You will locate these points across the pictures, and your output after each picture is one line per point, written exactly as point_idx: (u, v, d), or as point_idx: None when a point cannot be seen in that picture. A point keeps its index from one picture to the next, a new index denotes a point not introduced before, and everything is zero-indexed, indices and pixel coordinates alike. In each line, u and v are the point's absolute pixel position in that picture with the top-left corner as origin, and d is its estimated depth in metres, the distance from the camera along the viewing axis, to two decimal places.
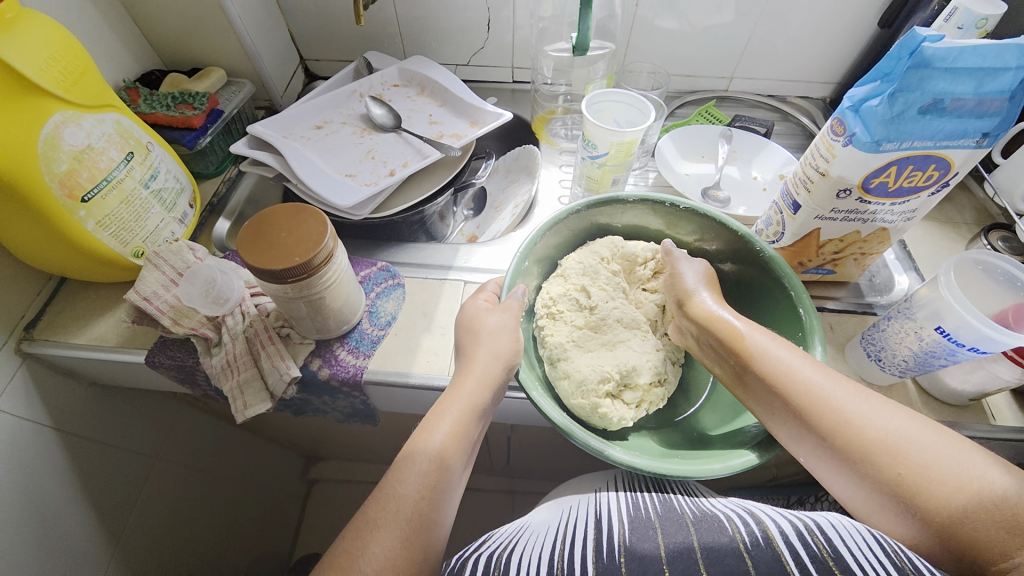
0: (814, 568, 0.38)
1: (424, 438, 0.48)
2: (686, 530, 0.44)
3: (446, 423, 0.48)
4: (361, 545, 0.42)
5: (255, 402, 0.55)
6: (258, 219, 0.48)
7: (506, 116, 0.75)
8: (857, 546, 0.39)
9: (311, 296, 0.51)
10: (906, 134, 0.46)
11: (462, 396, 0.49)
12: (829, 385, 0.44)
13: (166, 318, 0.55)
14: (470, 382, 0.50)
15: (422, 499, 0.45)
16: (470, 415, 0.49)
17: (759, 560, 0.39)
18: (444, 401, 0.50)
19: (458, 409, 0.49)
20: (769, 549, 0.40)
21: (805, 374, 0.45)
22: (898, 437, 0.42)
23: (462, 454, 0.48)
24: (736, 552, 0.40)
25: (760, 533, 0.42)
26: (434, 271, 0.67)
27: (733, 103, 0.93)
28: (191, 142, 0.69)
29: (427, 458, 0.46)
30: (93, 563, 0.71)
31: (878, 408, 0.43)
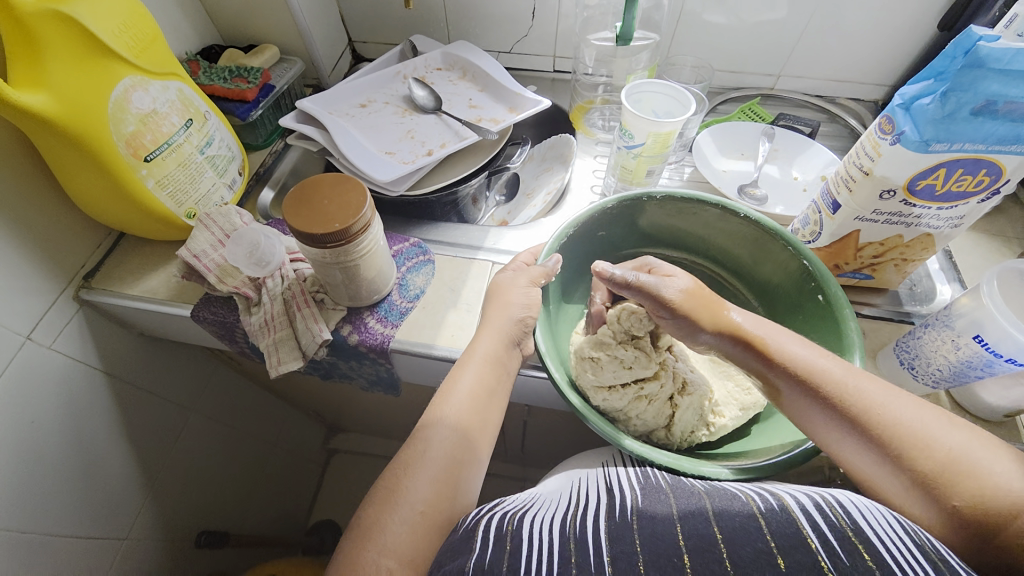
0: (831, 535, 0.37)
1: (440, 409, 0.50)
2: (698, 495, 0.44)
3: (468, 379, 0.51)
4: (399, 485, 0.45)
5: (288, 359, 0.58)
6: (303, 186, 0.50)
7: (545, 102, 0.76)
8: (878, 526, 0.39)
9: (347, 263, 0.54)
10: (956, 135, 0.44)
11: (476, 357, 0.52)
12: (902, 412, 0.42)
13: (212, 275, 0.59)
14: (482, 341, 0.52)
15: (451, 450, 0.48)
16: (490, 371, 0.51)
17: (774, 524, 0.39)
18: (458, 367, 0.52)
19: (474, 369, 0.51)
20: (785, 515, 0.40)
21: (836, 373, 0.45)
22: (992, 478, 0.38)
23: (480, 420, 0.50)
24: (751, 515, 0.40)
25: (773, 500, 0.42)
26: (464, 250, 0.69)
27: (778, 102, 0.90)
28: (244, 114, 0.73)
29: (446, 428, 0.49)
30: (130, 500, 0.77)
31: (937, 424, 0.41)
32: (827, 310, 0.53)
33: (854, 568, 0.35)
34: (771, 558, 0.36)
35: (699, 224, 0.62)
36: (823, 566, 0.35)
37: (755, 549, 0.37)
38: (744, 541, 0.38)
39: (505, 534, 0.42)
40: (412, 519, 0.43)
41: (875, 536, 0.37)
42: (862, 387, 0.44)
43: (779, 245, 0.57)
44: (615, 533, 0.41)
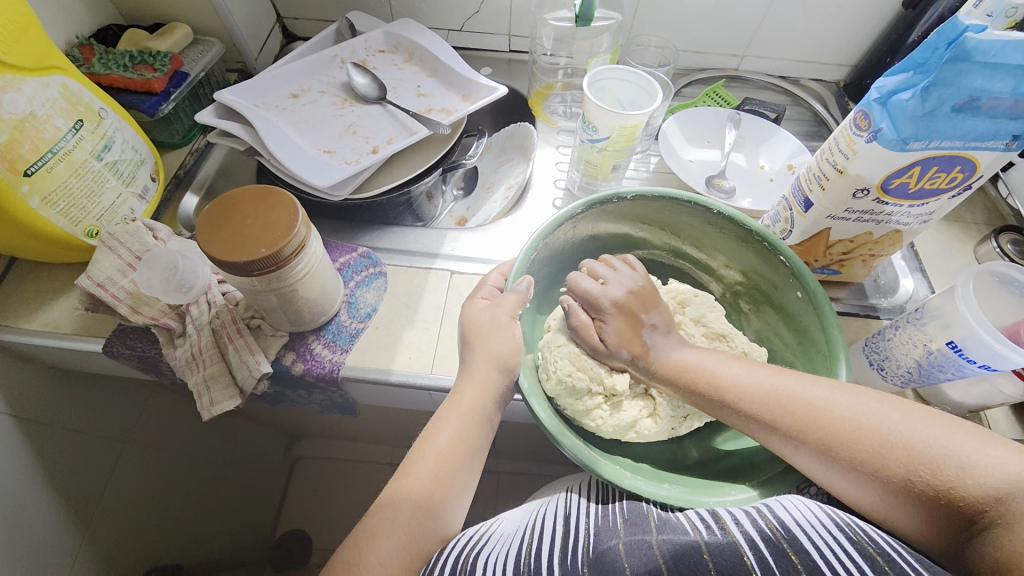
0: (773, 558, 0.35)
1: (403, 484, 0.44)
2: (645, 526, 0.41)
3: (444, 438, 0.46)
4: (354, 559, 0.40)
5: (223, 398, 0.51)
6: (220, 204, 0.43)
7: (501, 90, 0.69)
8: (821, 535, 0.36)
9: (281, 289, 0.47)
10: (935, 133, 0.42)
11: (460, 409, 0.47)
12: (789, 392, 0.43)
13: (124, 306, 0.51)
14: (468, 392, 0.48)
15: (420, 515, 0.43)
16: (469, 427, 0.47)
17: (718, 554, 0.35)
18: (437, 423, 0.47)
19: (456, 422, 0.47)
20: (728, 545, 0.36)
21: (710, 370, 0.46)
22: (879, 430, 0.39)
23: (456, 483, 0.45)
24: (693, 544, 0.37)
25: (717, 526, 0.39)
26: (419, 259, 0.63)
27: (743, 83, 0.87)
28: (151, 109, 0.62)
29: (410, 505, 0.43)
30: (59, 550, 0.69)
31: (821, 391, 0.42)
32: (811, 307, 0.51)
33: None
34: None
35: (673, 224, 0.59)
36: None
37: None
38: (688, 572, 0.35)
39: None
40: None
41: (812, 546, 0.35)
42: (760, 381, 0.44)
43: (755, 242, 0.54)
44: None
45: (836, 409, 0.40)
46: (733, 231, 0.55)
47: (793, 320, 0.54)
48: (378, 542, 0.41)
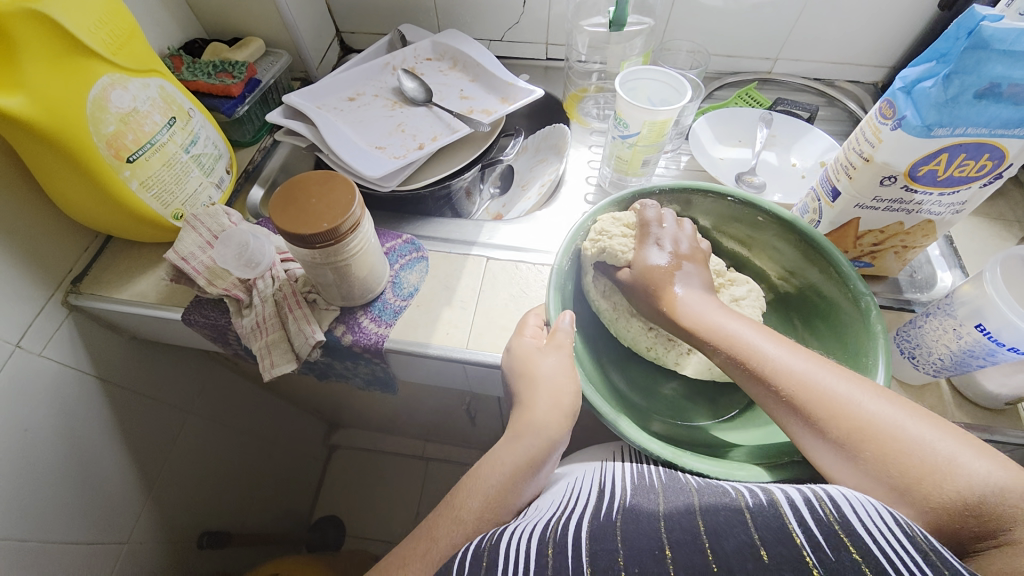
0: (817, 530, 0.35)
1: (527, 420, 0.48)
2: (687, 491, 0.42)
3: (541, 406, 0.48)
4: (463, 503, 0.46)
5: (281, 361, 0.57)
6: (289, 186, 0.49)
7: (538, 92, 0.74)
8: (867, 514, 0.36)
9: (337, 263, 0.53)
10: (960, 119, 0.43)
11: (544, 378, 0.49)
12: (833, 383, 0.42)
13: (202, 278, 0.58)
14: (547, 360, 0.49)
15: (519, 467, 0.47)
16: (557, 392, 0.48)
17: (760, 519, 0.37)
18: (531, 387, 0.49)
19: (546, 394, 0.48)
20: (771, 510, 0.38)
21: (759, 349, 0.45)
22: (911, 443, 0.38)
23: (547, 448, 0.47)
24: (737, 510, 0.38)
25: (763, 496, 0.40)
26: (458, 246, 0.67)
27: (776, 86, 0.89)
28: (229, 110, 0.71)
29: (533, 439, 0.47)
30: (129, 502, 0.76)
31: (864, 394, 0.41)
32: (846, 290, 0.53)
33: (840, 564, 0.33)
34: (753, 553, 0.34)
35: (715, 223, 0.62)
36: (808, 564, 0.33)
37: (739, 542, 0.35)
38: (729, 534, 0.36)
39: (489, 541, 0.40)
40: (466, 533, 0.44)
41: (864, 530, 0.35)
42: (797, 363, 0.43)
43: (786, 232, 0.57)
44: (598, 533, 0.40)
45: (866, 410, 0.40)
46: (763, 224, 0.59)
47: (836, 310, 0.55)
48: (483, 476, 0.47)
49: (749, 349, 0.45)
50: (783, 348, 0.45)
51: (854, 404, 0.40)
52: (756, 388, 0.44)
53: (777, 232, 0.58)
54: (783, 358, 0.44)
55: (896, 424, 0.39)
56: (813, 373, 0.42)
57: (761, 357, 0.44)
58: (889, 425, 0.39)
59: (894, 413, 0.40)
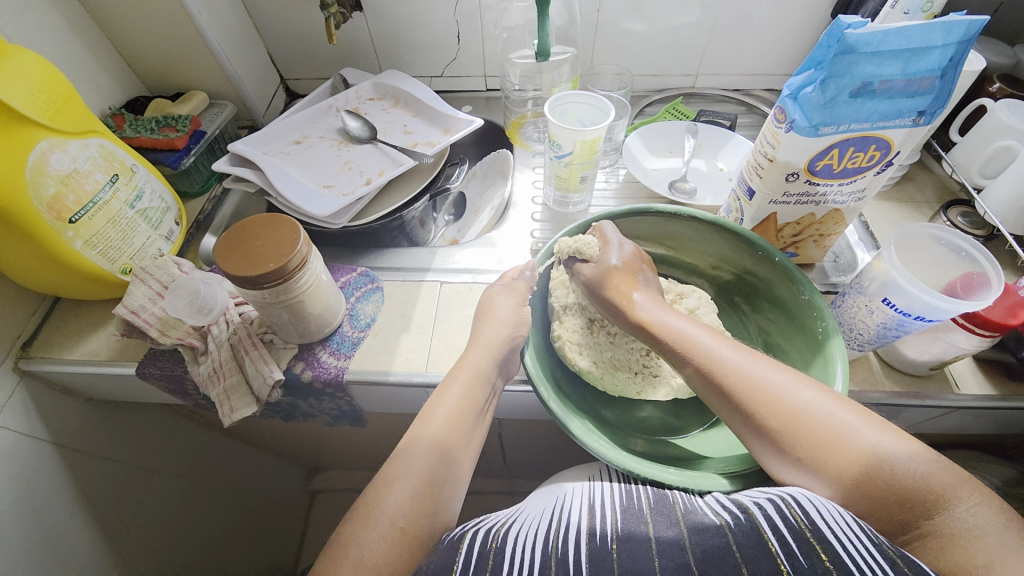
0: (792, 539, 0.38)
1: (424, 427, 0.50)
2: (673, 520, 0.44)
3: (444, 411, 0.51)
4: (371, 509, 0.45)
5: (241, 405, 0.57)
6: (236, 231, 0.51)
7: (477, 121, 0.78)
8: (834, 518, 0.39)
9: (289, 302, 0.54)
10: (841, 117, 0.49)
11: (466, 369, 0.53)
12: (769, 376, 0.46)
13: (153, 329, 0.58)
14: (474, 355, 0.54)
15: (438, 460, 0.48)
16: (474, 388, 0.52)
17: (740, 536, 0.40)
18: (442, 390, 0.52)
19: (456, 395, 0.51)
20: (750, 526, 0.40)
21: (698, 341, 0.50)
22: (839, 430, 0.42)
23: (462, 442, 0.50)
24: (721, 533, 0.41)
25: (740, 511, 0.43)
26: (412, 273, 0.69)
27: (699, 99, 0.96)
28: (175, 162, 0.72)
29: (427, 446, 0.48)
30: (97, 573, 0.73)
31: (793, 384, 0.45)
32: (799, 294, 0.56)
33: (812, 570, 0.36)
34: (736, 570, 0.38)
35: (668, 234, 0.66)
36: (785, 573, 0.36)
37: (726, 568, 0.38)
38: (716, 560, 0.39)
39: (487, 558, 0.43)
40: (386, 542, 0.43)
41: (833, 535, 0.38)
42: (730, 357, 0.48)
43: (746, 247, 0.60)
44: (596, 559, 0.42)
45: (792, 399, 0.44)
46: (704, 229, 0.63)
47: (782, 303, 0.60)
48: (399, 480, 0.46)
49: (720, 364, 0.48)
50: (754, 362, 0.47)
51: (783, 394, 0.44)
52: (720, 400, 0.47)
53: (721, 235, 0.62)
54: (723, 353, 0.48)
55: (826, 411, 0.43)
56: (769, 378, 0.46)
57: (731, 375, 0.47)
58: (820, 412, 0.43)
59: (824, 402, 0.44)
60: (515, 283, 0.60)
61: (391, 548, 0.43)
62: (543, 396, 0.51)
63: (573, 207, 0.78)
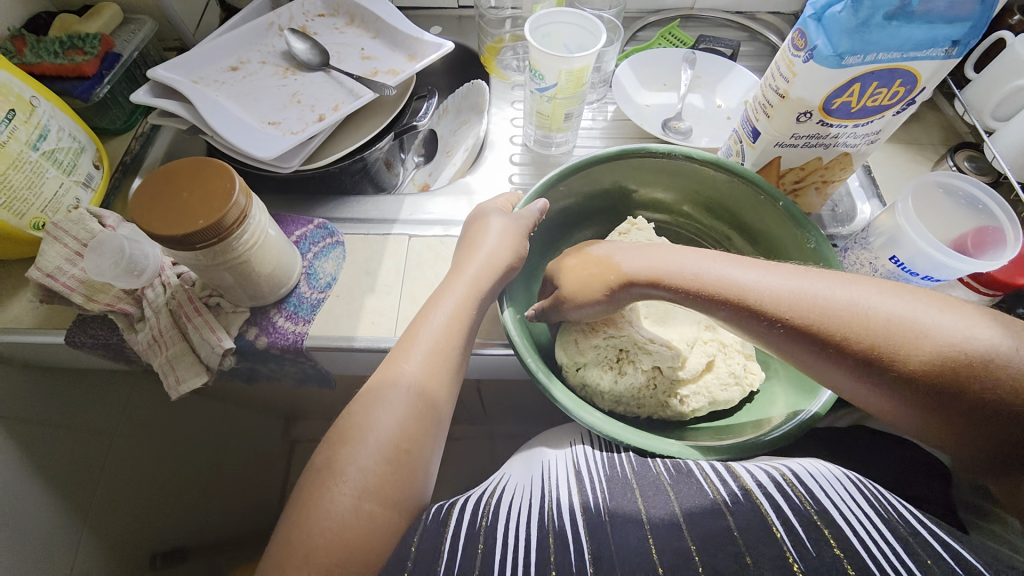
0: (800, 524, 0.38)
1: (399, 368, 0.44)
2: (665, 493, 0.42)
3: (421, 352, 0.45)
4: (338, 461, 0.41)
5: (188, 376, 0.51)
6: (156, 177, 0.43)
7: (447, 45, 0.67)
8: (841, 501, 0.40)
9: (231, 262, 0.47)
10: (871, 45, 0.42)
11: (432, 326, 0.47)
12: (817, 291, 0.39)
13: (78, 295, 0.51)
14: (436, 314, 0.47)
15: (414, 410, 0.43)
16: (456, 330, 0.47)
17: (741, 518, 0.39)
18: (414, 330, 0.47)
19: (430, 339, 0.46)
20: (752, 508, 0.39)
21: (778, 288, 0.40)
22: (907, 327, 0.36)
23: (445, 388, 0.45)
24: (718, 512, 0.39)
25: (736, 485, 0.42)
26: (377, 226, 0.62)
27: (698, 23, 0.85)
28: (85, 94, 0.60)
29: (407, 390, 0.44)
30: (63, 540, 0.69)
31: (829, 287, 0.39)
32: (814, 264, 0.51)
33: (820, 560, 0.35)
34: (742, 560, 0.36)
35: (679, 179, 0.59)
36: (791, 563, 0.35)
37: (728, 553, 0.37)
38: (719, 544, 0.37)
39: (476, 537, 0.40)
40: (360, 496, 0.39)
41: (841, 518, 0.38)
42: (811, 289, 0.40)
43: (766, 202, 0.54)
44: (592, 529, 0.40)
45: (836, 303, 0.38)
46: (716, 175, 0.56)
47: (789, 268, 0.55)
48: (371, 418, 0.42)
49: (780, 301, 0.40)
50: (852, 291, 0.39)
51: (828, 305, 0.38)
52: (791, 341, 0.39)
53: (737, 186, 0.55)
54: (776, 284, 0.41)
55: (860, 306, 0.38)
56: (808, 288, 0.40)
57: (813, 307, 0.39)
58: (865, 311, 0.38)
59: (861, 296, 0.38)
60: (523, 215, 0.52)
61: (363, 507, 0.39)
62: (530, 367, 0.46)
63: (556, 147, 0.69)
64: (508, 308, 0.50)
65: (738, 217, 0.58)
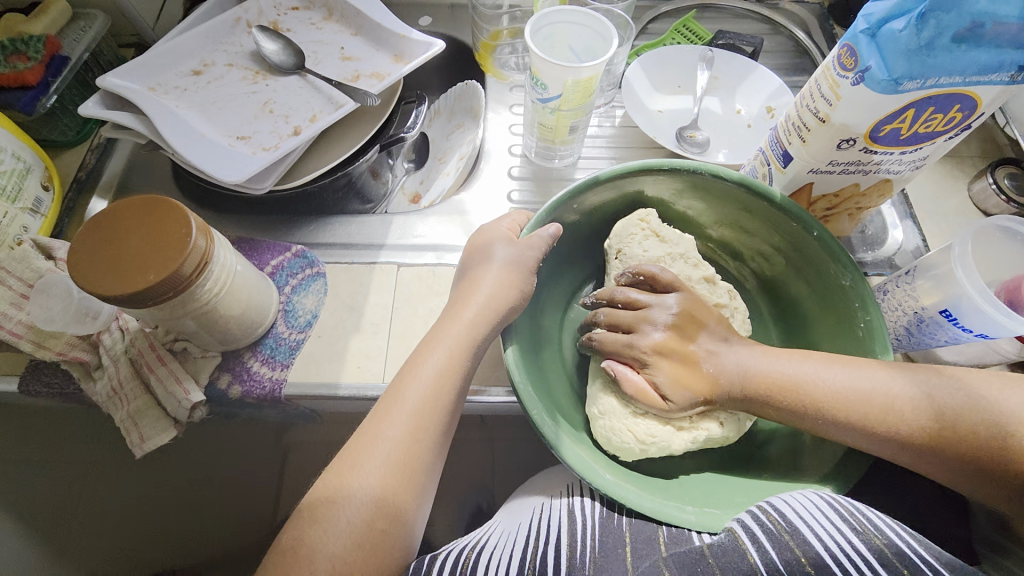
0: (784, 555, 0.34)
1: (354, 475, 0.38)
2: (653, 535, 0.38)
3: (405, 414, 0.40)
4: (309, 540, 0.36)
5: (154, 432, 0.46)
6: (101, 220, 0.37)
7: (438, 44, 0.60)
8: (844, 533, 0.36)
9: (193, 312, 0.42)
10: (933, 69, 0.35)
11: (421, 379, 0.41)
12: (801, 369, 0.42)
13: (25, 343, 0.45)
14: (429, 361, 0.42)
15: (383, 503, 0.37)
16: (438, 395, 0.41)
17: (722, 547, 0.35)
18: (400, 385, 0.41)
19: (417, 395, 0.41)
20: (733, 536, 0.36)
21: (758, 366, 0.43)
22: (905, 399, 0.38)
23: (412, 495, 0.39)
24: (700, 543, 0.36)
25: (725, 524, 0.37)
26: (362, 253, 0.56)
27: (715, 14, 0.77)
28: (29, 107, 0.54)
29: (365, 495, 0.37)
30: None
31: (820, 367, 0.41)
32: (847, 301, 0.46)
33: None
34: None
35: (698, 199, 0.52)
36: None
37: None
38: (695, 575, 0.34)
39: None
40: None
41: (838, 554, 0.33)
42: (797, 368, 0.42)
43: (796, 229, 0.48)
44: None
45: (827, 384, 0.40)
46: (741, 197, 0.50)
47: (819, 302, 0.49)
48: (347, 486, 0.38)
49: (772, 379, 0.42)
50: (828, 365, 0.42)
51: (820, 383, 0.41)
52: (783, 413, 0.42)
53: (765, 210, 0.49)
54: (767, 364, 0.43)
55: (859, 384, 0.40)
56: (801, 369, 0.42)
57: (810, 386, 0.41)
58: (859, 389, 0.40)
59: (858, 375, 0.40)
60: (530, 240, 0.46)
61: None
62: (536, 419, 0.40)
63: (560, 160, 0.63)
64: (512, 347, 0.43)
65: (761, 242, 0.52)
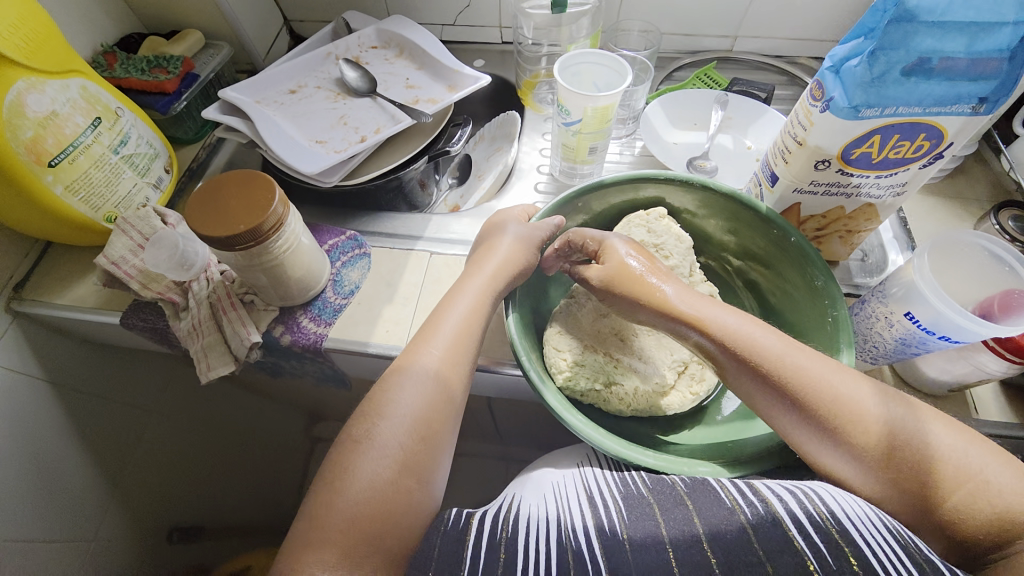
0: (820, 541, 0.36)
1: (417, 356, 0.46)
2: (686, 509, 0.40)
3: (446, 335, 0.47)
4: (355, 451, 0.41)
5: (218, 364, 0.57)
6: (216, 181, 0.49)
7: (484, 78, 0.72)
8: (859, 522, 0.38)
9: (266, 264, 0.52)
10: (889, 99, 0.42)
11: (456, 312, 0.49)
12: (775, 344, 0.43)
13: (135, 282, 0.57)
14: (461, 301, 0.49)
15: (432, 399, 0.44)
16: (474, 319, 0.48)
17: (761, 532, 0.37)
18: (438, 316, 0.49)
19: (454, 325, 0.48)
20: (770, 521, 0.38)
21: (725, 323, 0.44)
22: (851, 399, 0.40)
23: (461, 386, 0.46)
24: (740, 526, 0.38)
25: (758, 499, 0.40)
26: (402, 241, 0.66)
27: (735, 65, 0.86)
28: (164, 107, 0.69)
29: (424, 373, 0.45)
30: (92, 501, 0.75)
31: (793, 349, 0.42)
32: (822, 301, 0.50)
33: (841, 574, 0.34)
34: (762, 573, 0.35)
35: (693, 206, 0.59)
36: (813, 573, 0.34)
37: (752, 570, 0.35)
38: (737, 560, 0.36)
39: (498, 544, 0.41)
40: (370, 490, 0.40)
41: (862, 540, 0.36)
42: (770, 342, 0.43)
43: (778, 236, 0.53)
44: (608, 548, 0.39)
45: (799, 363, 0.41)
46: (730, 206, 0.56)
47: (801, 303, 0.54)
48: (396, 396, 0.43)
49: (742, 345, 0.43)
50: (803, 352, 0.43)
51: (789, 359, 0.42)
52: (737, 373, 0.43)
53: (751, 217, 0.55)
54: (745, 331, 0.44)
55: (828, 378, 0.41)
56: (781, 349, 0.42)
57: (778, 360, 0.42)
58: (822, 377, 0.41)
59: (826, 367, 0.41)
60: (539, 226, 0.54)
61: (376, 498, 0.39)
62: (524, 363, 0.46)
63: (581, 178, 0.72)
64: (511, 313, 0.51)
65: (752, 247, 0.58)
